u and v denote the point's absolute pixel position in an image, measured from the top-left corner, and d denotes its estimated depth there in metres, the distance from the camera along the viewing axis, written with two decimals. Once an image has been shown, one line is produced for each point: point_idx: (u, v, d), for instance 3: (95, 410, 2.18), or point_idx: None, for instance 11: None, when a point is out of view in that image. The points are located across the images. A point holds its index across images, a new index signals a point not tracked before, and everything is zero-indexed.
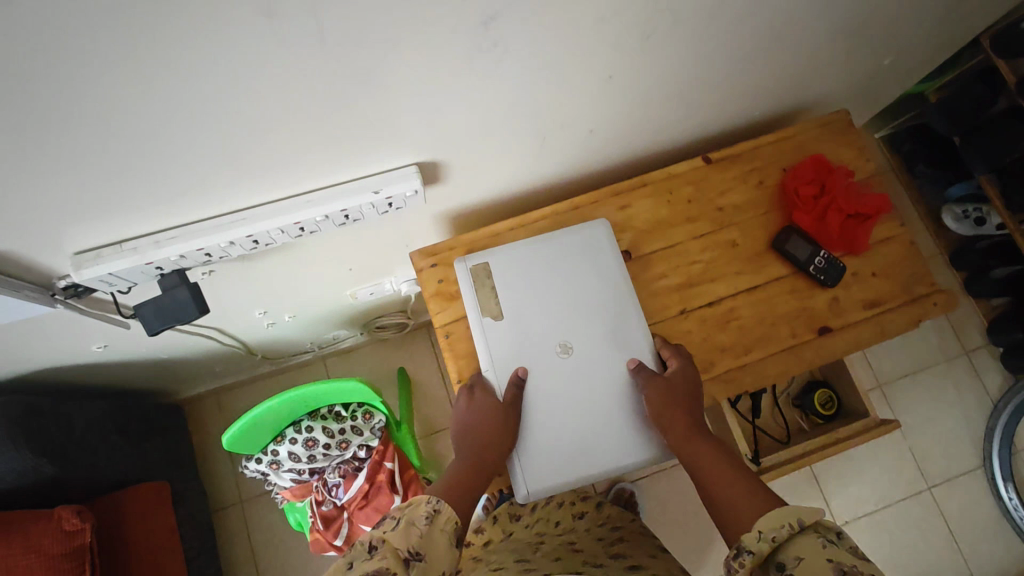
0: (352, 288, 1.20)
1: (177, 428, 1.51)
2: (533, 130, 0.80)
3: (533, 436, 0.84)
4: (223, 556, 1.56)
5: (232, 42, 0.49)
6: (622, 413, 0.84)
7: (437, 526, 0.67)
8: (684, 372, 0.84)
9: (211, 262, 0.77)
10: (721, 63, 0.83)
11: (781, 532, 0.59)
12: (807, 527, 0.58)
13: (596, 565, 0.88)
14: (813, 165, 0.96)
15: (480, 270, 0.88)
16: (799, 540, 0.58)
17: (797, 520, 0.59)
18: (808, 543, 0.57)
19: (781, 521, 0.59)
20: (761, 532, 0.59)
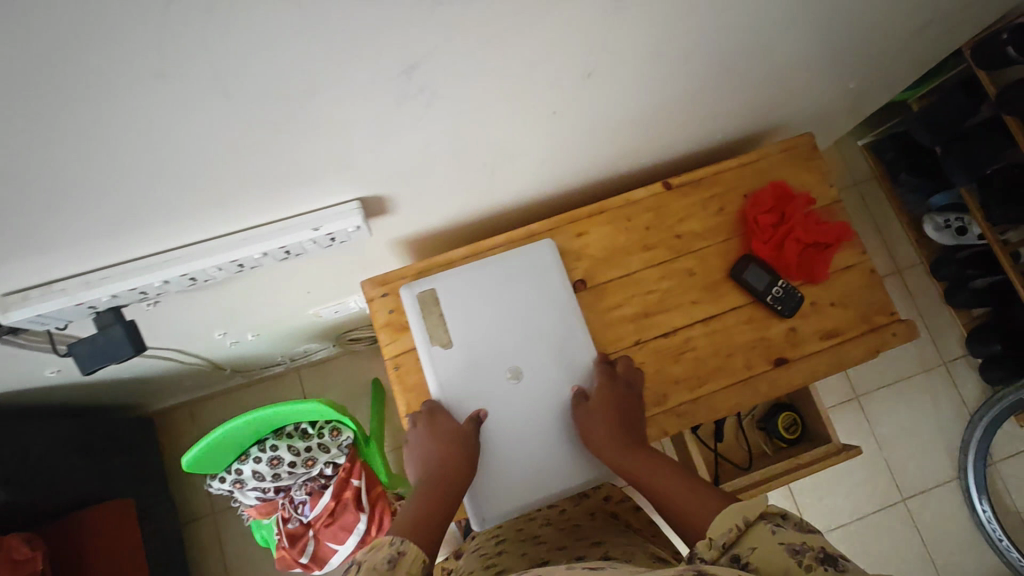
0: (314, 308, 1.18)
1: (145, 443, 1.50)
2: (479, 163, 0.78)
3: (489, 461, 0.84)
4: (195, 568, 1.56)
5: (121, 109, 0.45)
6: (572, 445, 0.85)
7: (400, 570, 0.60)
8: (622, 385, 0.85)
9: (150, 298, 0.75)
10: (676, 93, 0.81)
11: (729, 535, 0.59)
12: (753, 521, 0.59)
13: (563, 553, 0.91)
14: (774, 194, 0.94)
15: (428, 297, 0.87)
16: (748, 535, 0.58)
17: (742, 517, 0.60)
18: (758, 533, 0.58)
19: (727, 525, 0.60)
20: (711, 539, 0.59)
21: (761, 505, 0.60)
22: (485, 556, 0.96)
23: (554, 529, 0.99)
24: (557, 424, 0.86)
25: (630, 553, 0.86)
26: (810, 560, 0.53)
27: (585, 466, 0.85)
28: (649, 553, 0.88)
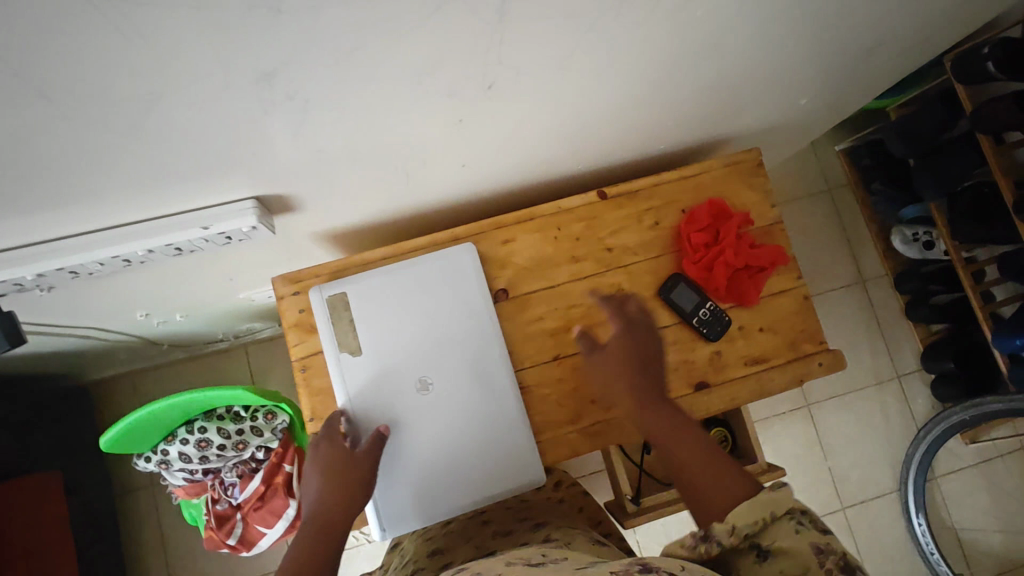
0: (243, 292, 1.14)
1: (78, 413, 1.47)
2: (387, 166, 0.73)
3: (391, 475, 0.80)
4: (129, 539, 1.55)
5: None
6: (479, 460, 0.82)
7: None
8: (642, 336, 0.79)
9: (29, 289, 0.71)
10: (605, 110, 0.77)
11: (755, 525, 0.57)
12: (779, 515, 0.57)
13: (506, 539, 0.91)
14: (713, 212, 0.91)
15: (338, 301, 0.84)
16: (770, 528, 0.57)
17: (770, 511, 0.57)
18: (783, 530, 0.56)
19: (754, 515, 0.57)
20: (732, 524, 0.57)
21: (789, 500, 0.58)
22: (430, 540, 0.96)
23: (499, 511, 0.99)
24: (463, 440, 0.82)
25: (572, 536, 0.87)
26: (832, 565, 0.53)
27: (490, 483, 0.82)
28: (590, 539, 0.89)
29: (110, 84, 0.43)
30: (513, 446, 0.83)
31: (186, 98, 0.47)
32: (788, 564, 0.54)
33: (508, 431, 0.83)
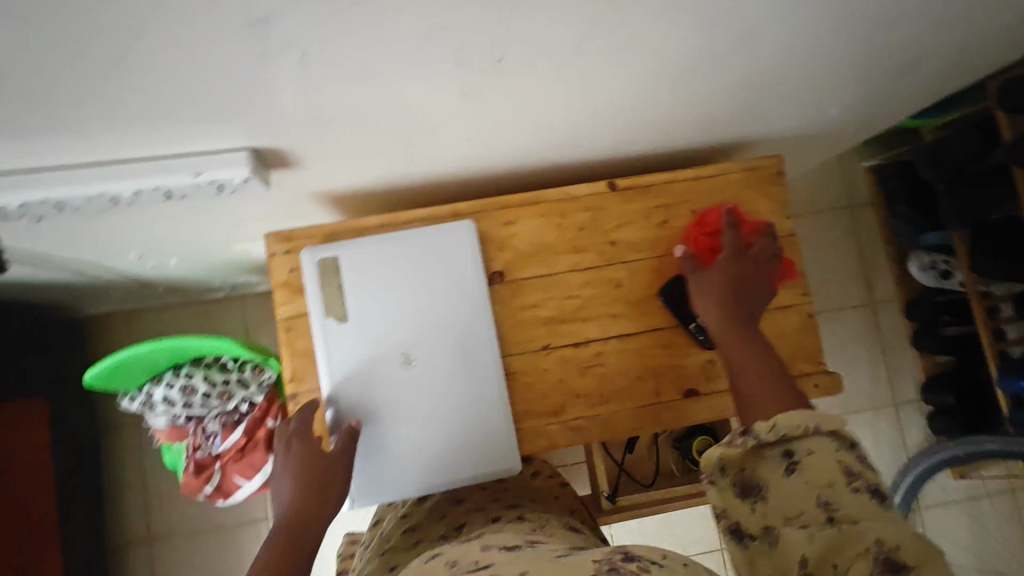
0: (239, 244, 1.13)
1: (69, 345, 1.48)
2: (391, 132, 0.71)
3: (365, 449, 0.79)
4: (110, 474, 1.57)
5: None
6: (454, 442, 0.81)
7: None
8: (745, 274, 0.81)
9: (14, 216, 0.70)
10: (624, 99, 0.74)
11: (793, 430, 0.58)
12: (823, 432, 0.58)
13: (479, 516, 0.91)
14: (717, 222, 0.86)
15: (329, 265, 0.82)
16: (810, 439, 0.58)
17: (814, 424, 0.58)
18: (821, 445, 0.57)
19: (798, 422, 0.59)
20: (776, 424, 0.59)
21: (840, 425, 0.58)
22: (405, 518, 0.96)
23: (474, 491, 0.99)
24: (441, 421, 0.80)
25: (545, 520, 0.88)
26: (862, 488, 0.53)
27: (465, 466, 0.80)
28: (563, 522, 0.89)
29: (96, 6, 0.40)
30: (491, 431, 0.81)
31: (174, 30, 0.45)
32: (817, 479, 0.55)
33: (488, 416, 0.82)
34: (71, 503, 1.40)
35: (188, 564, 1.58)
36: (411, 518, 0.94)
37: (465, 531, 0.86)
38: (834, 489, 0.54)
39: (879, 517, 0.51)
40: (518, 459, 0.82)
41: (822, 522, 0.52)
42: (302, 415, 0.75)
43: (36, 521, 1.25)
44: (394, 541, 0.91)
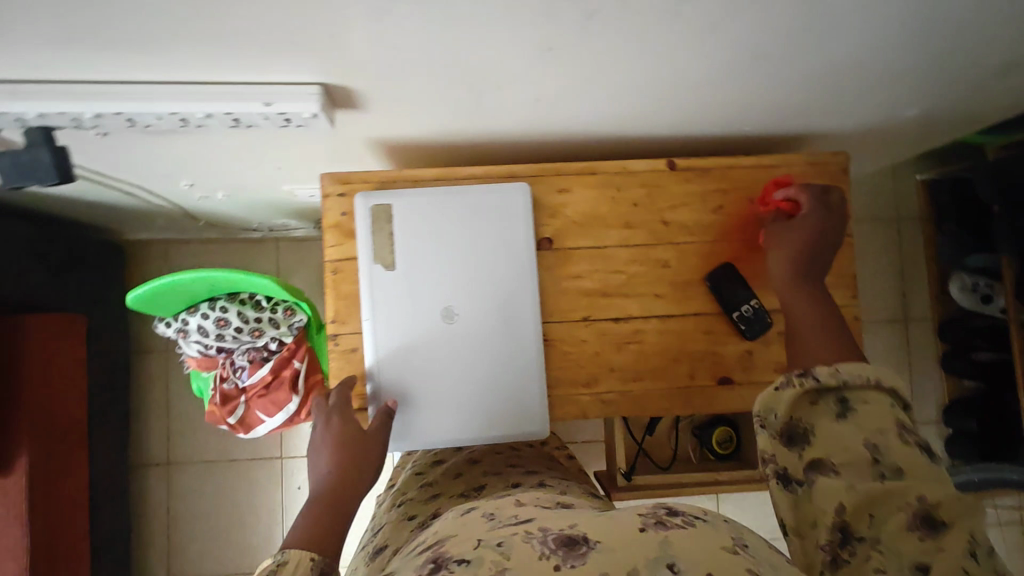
0: (287, 185, 1.14)
1: (109, 267, 1.51)
2: (461, 83, 0.70)
3: (401, 397, 0.80)
4: (136, 396, 1.62)
5: None
6: (486, 400, 0.81)
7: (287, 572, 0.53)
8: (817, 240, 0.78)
9: (86, 127, 0.71)
10: (699, 76, 0.72)
11: (857, 378, 0.58)
12: (884, 388, 0.58)
13: (497, 479, 0.92)
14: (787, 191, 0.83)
15: (381, 213, 0.82)
16: (866, 390, 0.58)
17: (878, 379, 0.58)
18: (879, 399, 0.57)
19: (861, 372, 0.58)
20: (838, 370, 0.58)
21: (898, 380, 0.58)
22: (422, 477, 0.97)
23: (490, 456, 1.00)
24: (477, 377, 0.81)
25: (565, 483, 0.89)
26: (912, 443, 0.54)
27: (496, 424, 0.81)
28: (582, 488, 0.90)
29: None
30: (524, 393, 0.82)
31: None
32: (869, 425, 0.55)
33: (523, 378, 0.82)
34: (100, 418, 1.45)
35: (204, 491, 1.64)
36: (429, 476, 0.95)
37: (485, 490, 0.87)
38: (887, 438, 0.54)
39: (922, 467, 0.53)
40: (547, 422, 0.83)
41: (868, 466, 0.54)
42: (340, 391, 0.76)
43: (68, 430, 1.30)
44: (412, 496, 0.91)
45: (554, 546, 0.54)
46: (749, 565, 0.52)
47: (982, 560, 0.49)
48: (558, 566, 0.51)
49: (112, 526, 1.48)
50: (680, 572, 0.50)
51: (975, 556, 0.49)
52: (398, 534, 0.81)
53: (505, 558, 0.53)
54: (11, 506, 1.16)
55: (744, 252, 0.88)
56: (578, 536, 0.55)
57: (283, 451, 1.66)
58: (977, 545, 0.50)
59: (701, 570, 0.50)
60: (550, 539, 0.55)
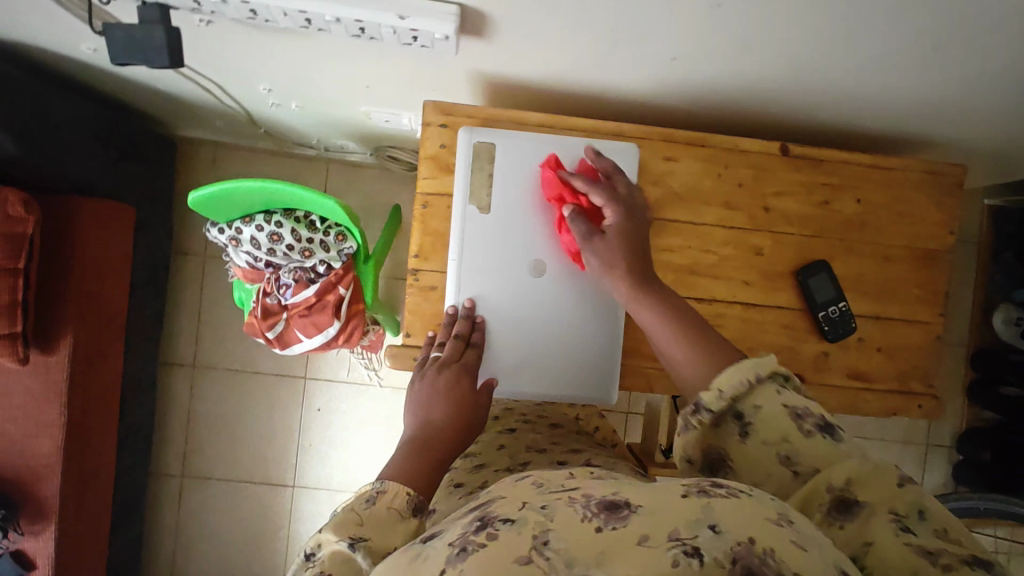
0: (365, 107, 1.09)
1: (161, 161, 1.48)
2: (603, 29, 0.66)
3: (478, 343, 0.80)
4: (171, 295, 1.62)
5: None
6: (561, 359, 0.81)
7: (382, 504, 0.55)
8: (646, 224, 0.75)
9: (203, 12, 0.67)
10: (848, 59, 0.68)
11: (737, 389, 0.55)
12: (764, 378, 0.56)
13: (541, 454, 0.90)
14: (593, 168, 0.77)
15: (483, 151, 0.79)
16: (755, 390, 0.55)
17: (756, 372, 0.56)
18: (766, 392, 0.55)
19: (739, 378, 0.56)
20: (721, 389, 0.56)
21: (773, 364, 0.56)
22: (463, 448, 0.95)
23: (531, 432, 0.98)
24: (556, 335, 0.81)
25: (612, 465, 0.87)
26: (813, 429, 0.53)
27: (568, 383, 0.81)
28: (629, 469, 0.88)
29: None
30: (600, 360, 0.81)
31: None
32: (772, 430, 0.54)
33: (601, 342, 0.81)
34: (138, 312, 1.45)
35: (226, 398, 1.66)
36: (471, 446, 0.93)
37: (530, 466, 0.85)
38: (790, 442, 0.53)
39: (836, 453, 0.51)
40: (616, 390, 0.82)
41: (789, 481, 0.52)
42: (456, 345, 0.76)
43: (110, 319, 1.31)
44: (455, 466, 0.89)
45: (594, 506, 0.42)
46: (798, 540, 0.39)
47: (922, 528, 0.47)
48: (599, 529, 0.39)
49: (138, 418, 1.51)
50: (723, 534, 0.38)
51: (911, 527, 0.47)
52: (446, 499, 0.78)
53: (546, 519, 0.41)
54: (52, 384, 1.17)
55: (840, 252, 0.85)
56: (620, 498, 0.43)
57: (308, 372, 1.67)
58: (904, 513, 0.48)
59: (743, 536, 0.38)
60: (592, 500, 0.42)
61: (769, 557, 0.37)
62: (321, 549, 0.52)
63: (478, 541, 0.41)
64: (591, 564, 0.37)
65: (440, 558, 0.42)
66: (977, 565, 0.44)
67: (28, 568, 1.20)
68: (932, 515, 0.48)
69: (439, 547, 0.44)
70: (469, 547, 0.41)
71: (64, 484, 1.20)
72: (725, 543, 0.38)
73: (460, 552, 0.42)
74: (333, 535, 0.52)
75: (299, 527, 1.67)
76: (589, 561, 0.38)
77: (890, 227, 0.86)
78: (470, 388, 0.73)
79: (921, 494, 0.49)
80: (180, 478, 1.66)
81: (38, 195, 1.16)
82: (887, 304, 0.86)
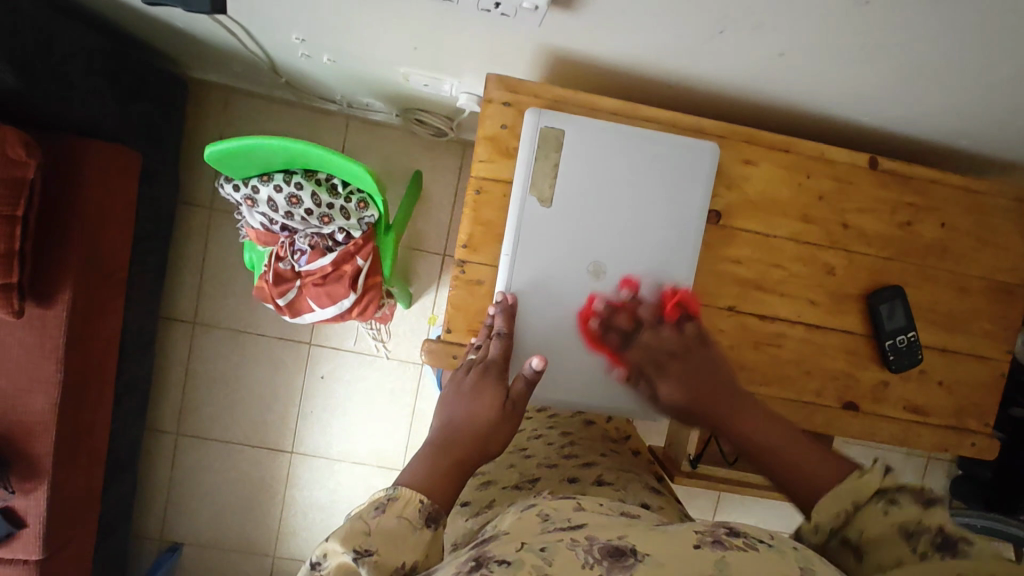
0: (405, 69, 0.99)
1: (171, 104, 1.37)
2: (712, 17, 0.58)
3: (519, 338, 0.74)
4: (175, 247, 1.53)
5: None
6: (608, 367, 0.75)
7: (390, 513, 0.51)
8: (706, 349, 0.72)
9: None
10: (974, 77, 0.62)
11: (835, 521, 0.52)
12: (863, 504, 0.52)
13: (551, 470, 0.85)
14: (619, 319, 0.73)
15: (552, 137, 0.72)
16: (855, 515, 0.52)
17: (851, 499, 0.52)
18: (869, 515, 0.51)
19: (834, 508, 0.53)
20: (815, 523, 0.53)
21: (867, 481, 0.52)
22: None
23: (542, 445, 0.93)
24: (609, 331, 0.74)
25: (624, 480, 0.83)
26: (926, 546, 0.47)
27: (611, 393, 0.76)
28: (644, 485, 0.83)
29: None
30: None
31: None
32: (882, 557, 0.49)
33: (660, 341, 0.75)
34: (141, 265, 1.37)
35: (226, 359, 1.59)
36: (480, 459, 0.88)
37: (539, 484, 0.81)
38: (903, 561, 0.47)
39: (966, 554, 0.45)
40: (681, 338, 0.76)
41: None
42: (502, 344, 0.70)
43: (111, 272, 1.23)
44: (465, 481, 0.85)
45: (597, 553, 0.41)
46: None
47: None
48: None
49: (135, 374, 1.44)
50: None
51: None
52: (453, 522, 0.74)
53: (543, 564, 0.40)
54: (47, 339, 1.10)
55: (915, 278, 0.81)
56: (626, 546, 0.42)
57: (313, 338, 1.60)
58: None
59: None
60: (595, 546, 0.42)
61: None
62: (327, 558, 0.49)
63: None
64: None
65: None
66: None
67: (18, 527, 1.16)
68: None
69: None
70: None
71: (58, 443, 1.15)
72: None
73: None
74: (340, 545, 0.49)
75: (294, 493, 1.64)
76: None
77: (970, 256, 0.81)
78: (503, 388, 0.67)
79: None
80: (175, 435, 1.61)
81: (39, 134, 1.07)
82: (957, 337, 0.82)
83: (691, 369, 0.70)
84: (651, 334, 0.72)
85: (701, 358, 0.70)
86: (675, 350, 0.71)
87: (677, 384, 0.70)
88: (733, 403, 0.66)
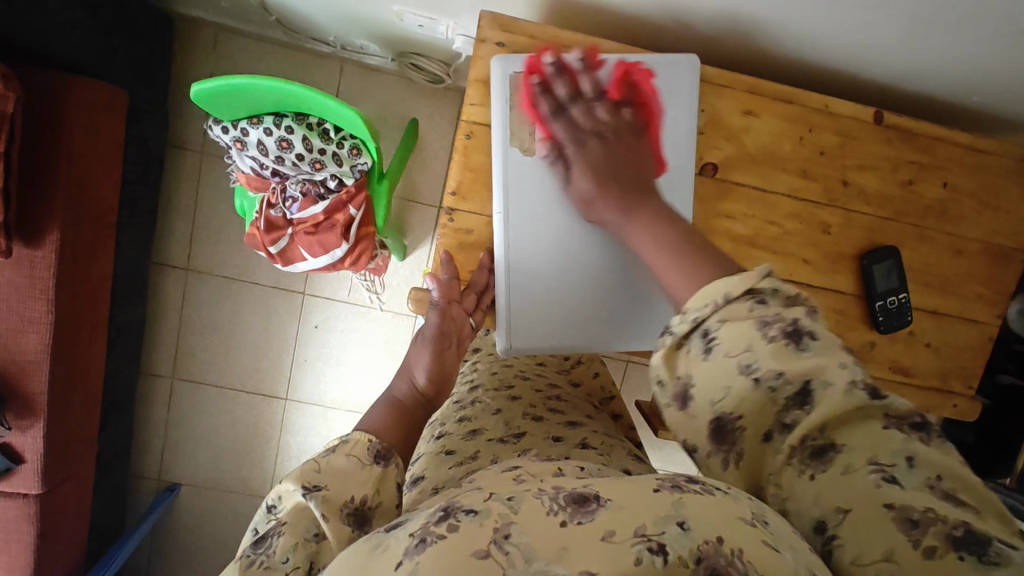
0: (399, 7, 0.94)
1: (159, 41, 1.33)
2: None
3: (507, 288, 0.74)
4: (167, 191, 1.51)
5: None
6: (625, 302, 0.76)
7: (340, 452, 0.55)
8: (635, 139, 0.69)
9: None
10: (983, 28, 0.59)
11: (702, 313, 0.46)
12: (736, 298, 0.46)
13: (538, 424, 0.85)
14: (559, 83, 0.70)
15: (524, 83, 0.70)
16: (730, 308, 0.46)
17: (722, 294, 0.46)
18: (737, 316, 0.45)
19: (705, 301, 0.46)
20: (685, 314, 0.47)
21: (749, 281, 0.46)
22: (459, 406, 0.91)
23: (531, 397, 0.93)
24: (601, 271, 0.75)
25: (609, 446, 0.82)
26: (778, 331, 0.44)
27: (626, 329, 0.77)
28: (627, 452, 0.83)
29: None
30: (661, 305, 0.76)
31: None
32: (740, 340, 0.45)
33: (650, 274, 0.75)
34: (132, 209, 1.35)
35: (219, 306, 1.59)
36: (467, 410, 0.88)
37: (526, 439, 0.80)
38: (756, 352, 0.44)
39: (824, 377, 0.43)
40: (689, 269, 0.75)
41: (753, 393, 0.44)
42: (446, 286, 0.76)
43: (100, 214, 1.21)
44: (449, 429, 0.84)
45: (562, 500, 0.40)
46: (769, 543, 0.38)
47: (907, 481, 0.41)
48: (563, 524, 0.38)
49: (129, 318, 1.44)
50: (689, 530, 0.37)
51: (894, 479, 0.41)
52: (436, 468, 0.73)
53: (510, 511, 0.40)
54: (38, 280, 1.10)
55: (912, 239, 0.79)
56: (589, 492, 0.42)
57: (307, 288, 1.59)
58: (886, 463, 0.42)
59: (711, 534, 0.37)
60: (560, 494, 0.41)
61: (733, 556, 0.36)
62: (282, 501, 0.52)
63: (439, 532, 0.39)
64: (552, 560, 0.36)
65: (400, 548, 0.39)
66: (960, 543, 0.38)
67: (17, 462, 1.19)
68: (923, 464, 0.41)
69: (400, 536, 0.41)
70: (428, 538, 0.39)
71: (52, 383, 1.16)
72: (692, 540, 0.37)
73: (418, 543, 0.39)
74: (292, 484, 0.51)
75: (289, 439, 1.67)
76: (551, 556, 0.36)
77: (970, 217, 0.80)
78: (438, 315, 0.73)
79: (908, 440, 0.42)
80: (170, 379, 1.63)
81: (20, 67, 1.03)
82: (947, 299, 0.81)
83: (613, 151, 0.67)
84: (587, 112, 0.69)
85: (626, 145, 0.68)
86: (605, 131, 0.68)
87: (593, 163, 0.66)
88: (643, 203, 0.61)
